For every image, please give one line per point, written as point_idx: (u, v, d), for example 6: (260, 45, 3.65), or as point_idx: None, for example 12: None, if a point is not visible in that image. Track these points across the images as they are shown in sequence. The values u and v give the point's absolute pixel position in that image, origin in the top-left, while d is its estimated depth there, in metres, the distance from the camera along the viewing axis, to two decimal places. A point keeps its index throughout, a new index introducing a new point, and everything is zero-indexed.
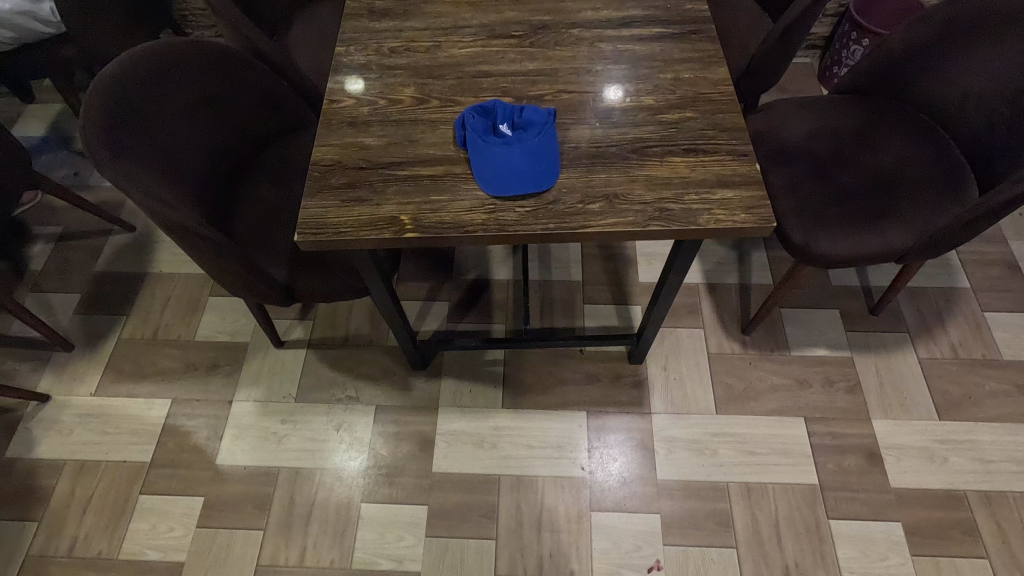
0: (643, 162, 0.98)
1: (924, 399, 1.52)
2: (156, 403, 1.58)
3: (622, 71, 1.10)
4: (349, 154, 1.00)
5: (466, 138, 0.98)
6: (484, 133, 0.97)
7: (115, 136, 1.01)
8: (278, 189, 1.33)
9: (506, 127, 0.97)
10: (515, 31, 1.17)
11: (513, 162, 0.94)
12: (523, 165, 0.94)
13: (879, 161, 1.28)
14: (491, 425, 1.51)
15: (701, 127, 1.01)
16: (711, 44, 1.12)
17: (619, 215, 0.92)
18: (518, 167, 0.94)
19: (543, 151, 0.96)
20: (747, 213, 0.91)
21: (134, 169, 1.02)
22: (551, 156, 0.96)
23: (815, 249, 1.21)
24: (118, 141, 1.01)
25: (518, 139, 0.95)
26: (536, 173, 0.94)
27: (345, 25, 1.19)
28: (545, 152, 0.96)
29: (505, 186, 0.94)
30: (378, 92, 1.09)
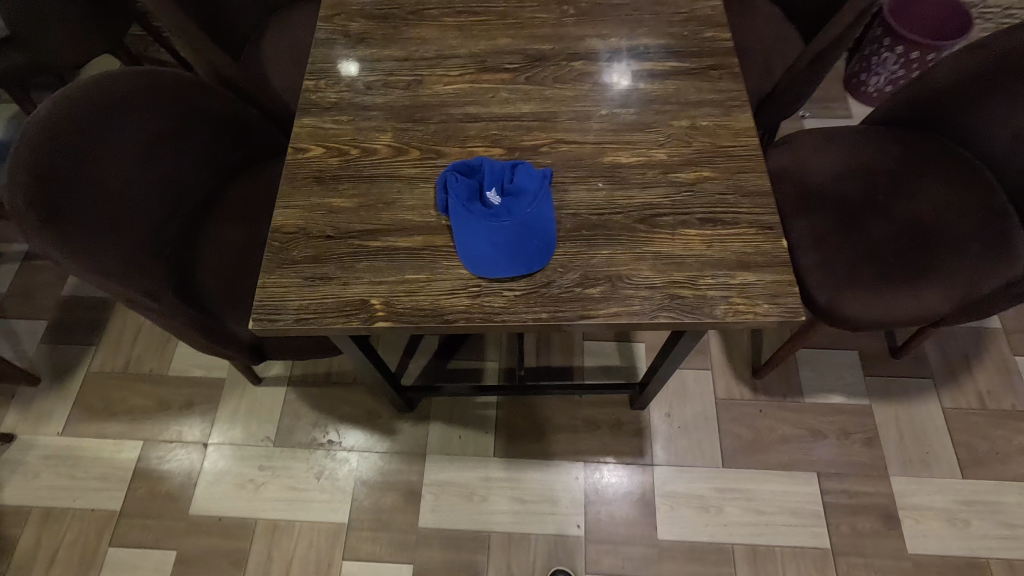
0: (653, 235, 0.84)
1: (947, 453, 1.41)
2: (126, 445, 1.49)
3: (630, 115, 0.95)
4: (314, 219, 0.87)
5: (449, 205, 0.84)
6: (470, 201, 0.82)
7: (52, 192, 0.87)
8: (246, 230, 1.20)
9: (494, 195, 0.81)
10: (509, 62, 1.02)
11: (502, 239, 0.80)
12: (515, 244, 0.80)
13: (916, 209, 1.14)
14: (482, 476, 1.42)
15: (720, 190, 0.88)
16: (734, 84, 0.97)
17: (623, 304, 0.80)
18: (508, 246, 0.80)
19: (539, 226, 0.82)
20: (771, 302, 0.79)
21: (75, 232, 0.88)
22: (546, 233, 0.83)
23: (841, 312, 1.08)
24: (53, 198, 0.87)
25: (508, 213, 0.80)
26: (528, 254, 0.81)
27: (315, 52, 1.04)
28: (540, 228, 0.82)
29: (492, 269, 0.81)
30: (350, 139, 0.95)
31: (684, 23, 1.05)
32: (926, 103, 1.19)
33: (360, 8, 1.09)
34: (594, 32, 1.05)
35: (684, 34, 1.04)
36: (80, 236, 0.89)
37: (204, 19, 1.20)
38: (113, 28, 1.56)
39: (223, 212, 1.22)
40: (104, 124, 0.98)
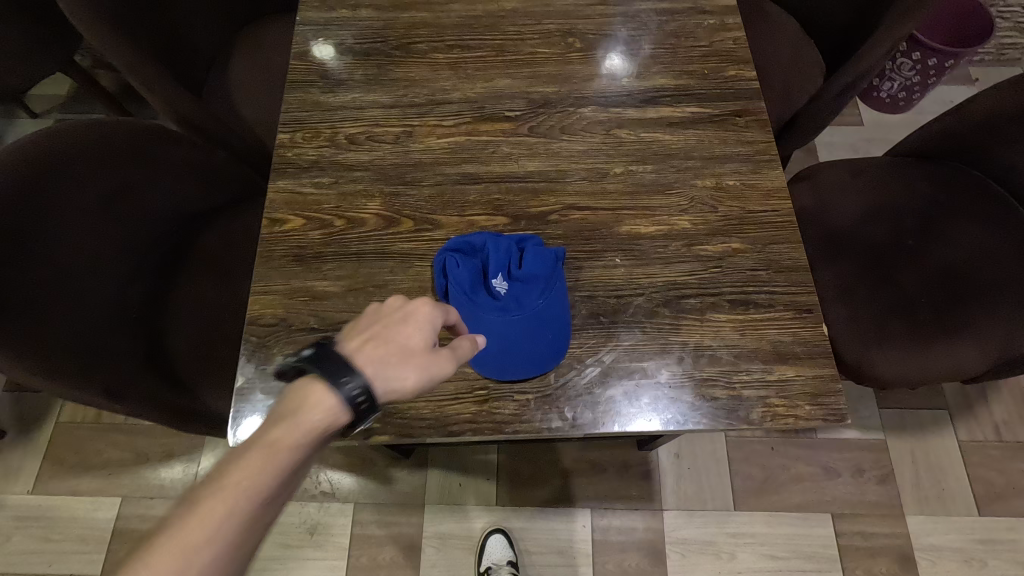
0: (678, 321, 0.76)
1: (963, 490, 1.37)
2: (103, 503, 1.39)
3: (649, 174, 0.85)
4: (296, 309, 0.77)
5: (448, 292, 0.73)
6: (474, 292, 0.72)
7: None
8: (221, 287, 1.09)
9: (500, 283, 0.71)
10: (510, 109, 0.90)
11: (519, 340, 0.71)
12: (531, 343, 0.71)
13: (950, 254, 1.06)
14: (484, 526, 1.35)
15: (752, 266, 0.79)
16: (763, 134, 0.87)
17: (649, 407, 0.71)
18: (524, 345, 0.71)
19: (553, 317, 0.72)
20: (812, 403, 0.71)
21: (23, 324, 0.76)
22: (560, 324, 0.73)
23: (873, 372, 1.00)
24: None
25: (517, 306, 0.70)
26: (540, 350, 0.72)
27: (289, 97, 0.92)
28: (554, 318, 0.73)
29: (500, 368, 0.72)
30: (333, 207, 0.83)
31: (704, 60, 0.94)
32: (958, 137, 1.10)
33: (338, 43, 0.96)
34: (604, 70, 0.93)
35: (704, 72, 0.93)
36: (29, 326, 0.77)
37: (162, 50, 1.06)
38: (63, 46, 1.41)
39: (194, 267, 1.10)
40: (52, 186, 0.86)
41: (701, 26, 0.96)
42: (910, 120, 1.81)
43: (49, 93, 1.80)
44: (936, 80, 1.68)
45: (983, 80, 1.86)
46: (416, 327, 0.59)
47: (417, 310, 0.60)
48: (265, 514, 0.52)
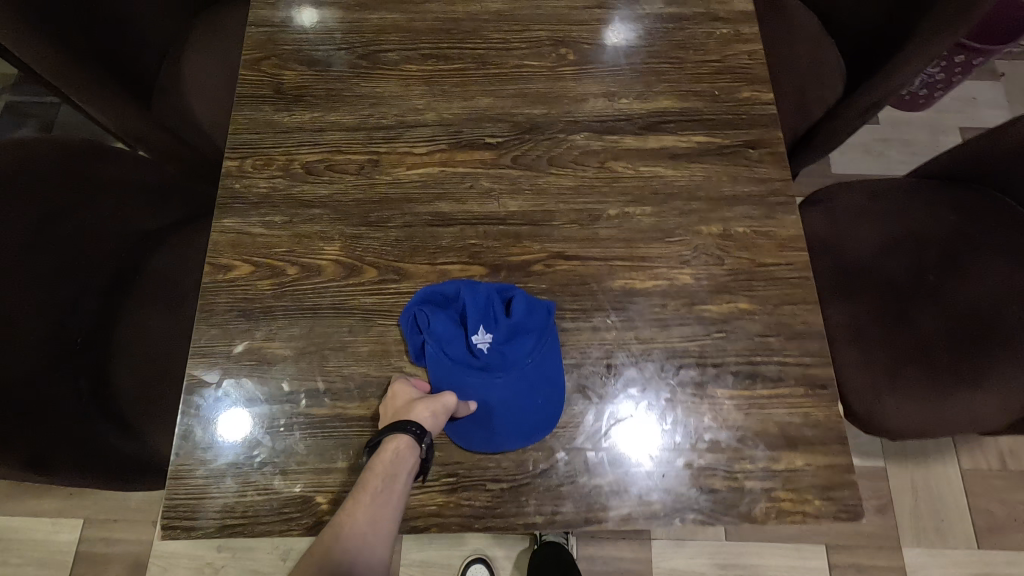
0: (675, 398, 0.67)
1: (963, 521, 1.32)
2: (64, 524, 1.32)
3: (647, 217, 0.74)
4: (242, 377, 0.68)
5: (426, 350, 0.66)
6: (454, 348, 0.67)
7: None
8: (171, 315, 0.98)
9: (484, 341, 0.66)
10: (491, 134, 0.79)
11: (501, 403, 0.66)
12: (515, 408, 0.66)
13: (974, 292, 0.97)
14: (465, 554, 1.30)
15: (760, 331, 0.69)
16: (778, 171, 0.77)
17: (639, 499, 0.63)
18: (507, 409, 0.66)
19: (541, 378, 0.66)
20: (823, 497, 0.63)
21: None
22: (551, 385, 0.66)
23: (883, 422, 0.92)
24: None
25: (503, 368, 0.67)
26: (531, 418, 0.65)
27: (237, 116, 0.80)
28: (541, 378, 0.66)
29: (489, 440, 0.65)
30: (286, 252, 0.73)
31: (714, 78, 0.82)
32: (990, 161, 0.99)
33: (294, 52, 0.83)
34: (600, 88, 0.81)
35: (715, 93, 0.81)
36: None
37: (96, 49, 0.93)
38: None
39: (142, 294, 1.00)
40: None
41: (712, 36, 0.84)
42: (929, 118, 1.69)
43: None
44: (960, 78, 1.55)
45: (1009, 75, 1.73)
46: (407, 389, 0.64)
47: (393, 385, 0.64)
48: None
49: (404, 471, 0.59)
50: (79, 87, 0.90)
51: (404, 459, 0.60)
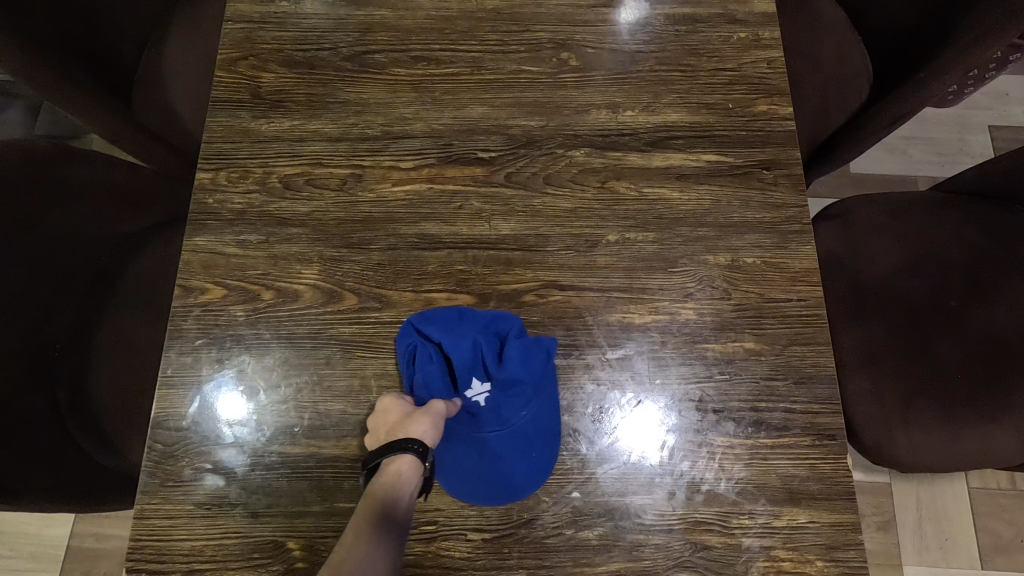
0: (671, 445, 0.62)
1: (967, 541, 1.29)
2: (55, 519, 1.32)
3: (649, 245, 0.69)
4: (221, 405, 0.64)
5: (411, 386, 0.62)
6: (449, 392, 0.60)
7: None
8: (149, 321, 0.94)
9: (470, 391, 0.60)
10: (484, 147, 0.73)
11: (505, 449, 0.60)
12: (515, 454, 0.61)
13: (997, 320, 0.91)
14: None
15: (766, 373, 0.64)
16: (794, 195, 0.71)
17: (628, 554, 0.60)
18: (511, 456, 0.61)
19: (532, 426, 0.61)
20: (826, 557, 0.59)
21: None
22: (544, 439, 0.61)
23: (890, 455, 0.88)
24: None
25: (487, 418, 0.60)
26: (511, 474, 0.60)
27: (212, 122, 0.74)
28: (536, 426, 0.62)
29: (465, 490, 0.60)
30: (262, 274, 0.68)
31: (729, 89, 0.75)
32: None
33: (274, 53, 0.77)
34: (604, 99, 0.75)
35: (729, 106, 0.74)
36: None
37: (65, 41, 0.88)
38: None
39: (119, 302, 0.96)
40: None
41: (728, 41, 0.77)
42: (957, 115, 1.59)
43: None
44: (994, 72, 1.46)
45: None
46: (399, 402, 0.59)
47: (384, 401, 0.59)
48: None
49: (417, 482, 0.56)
50: (47, 84, 0.84)
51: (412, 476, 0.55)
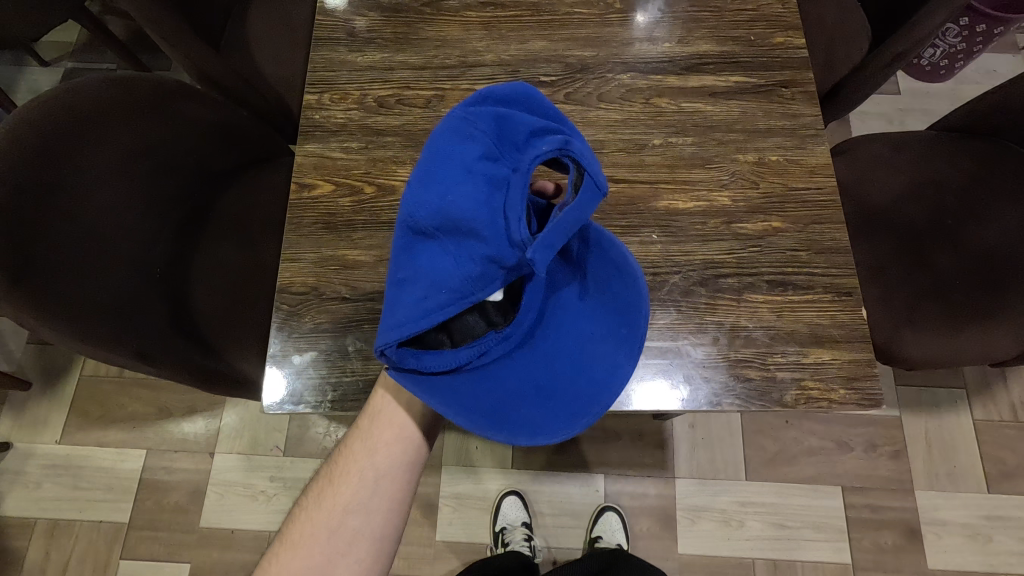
0: (713, 302, 0.74)
1: (974, 467, 1.38)
2: (129, 454, 1.43)
3: (688, 147, 0.82)
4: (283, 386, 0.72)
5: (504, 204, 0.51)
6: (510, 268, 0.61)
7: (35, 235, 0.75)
8: (247, 248, 1.09)
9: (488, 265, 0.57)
10: (545, 74, 0.87)
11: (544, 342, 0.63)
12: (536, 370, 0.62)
13: (991, 237, 1.03)
14: (500, 489, 1.39)
15: (791, 245, 0.77)
16: (809, 107, 0.84)
17: (680, 389, 0.71)
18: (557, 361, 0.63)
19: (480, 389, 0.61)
20: (846, 387, 0.71)
21: (47, 278, 0.75)
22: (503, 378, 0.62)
23: (903, 353, 0.97)
24: (34, 241, 0.75)
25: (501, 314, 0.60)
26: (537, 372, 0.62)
27: (314, 56, 0.88)
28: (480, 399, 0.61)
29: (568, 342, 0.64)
30: (363, 173, 0.82)
31: (750, 25, 0.89)
32: (1010, 111, 1.05)
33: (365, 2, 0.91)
34: (645, 34, 0.89)
35: (751, 39, 0.88)
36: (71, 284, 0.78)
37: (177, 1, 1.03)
38: None
39: (218, 229, 1.10)
40: (87, 137, 0.85)
41: None
42: (950, 89, 1.73)
43: (56, 40, 1.76)
44: (981, 48, 1.60)
45: None
46: None
47: None
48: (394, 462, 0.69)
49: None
50: (171, 34, 1.00)
51: None
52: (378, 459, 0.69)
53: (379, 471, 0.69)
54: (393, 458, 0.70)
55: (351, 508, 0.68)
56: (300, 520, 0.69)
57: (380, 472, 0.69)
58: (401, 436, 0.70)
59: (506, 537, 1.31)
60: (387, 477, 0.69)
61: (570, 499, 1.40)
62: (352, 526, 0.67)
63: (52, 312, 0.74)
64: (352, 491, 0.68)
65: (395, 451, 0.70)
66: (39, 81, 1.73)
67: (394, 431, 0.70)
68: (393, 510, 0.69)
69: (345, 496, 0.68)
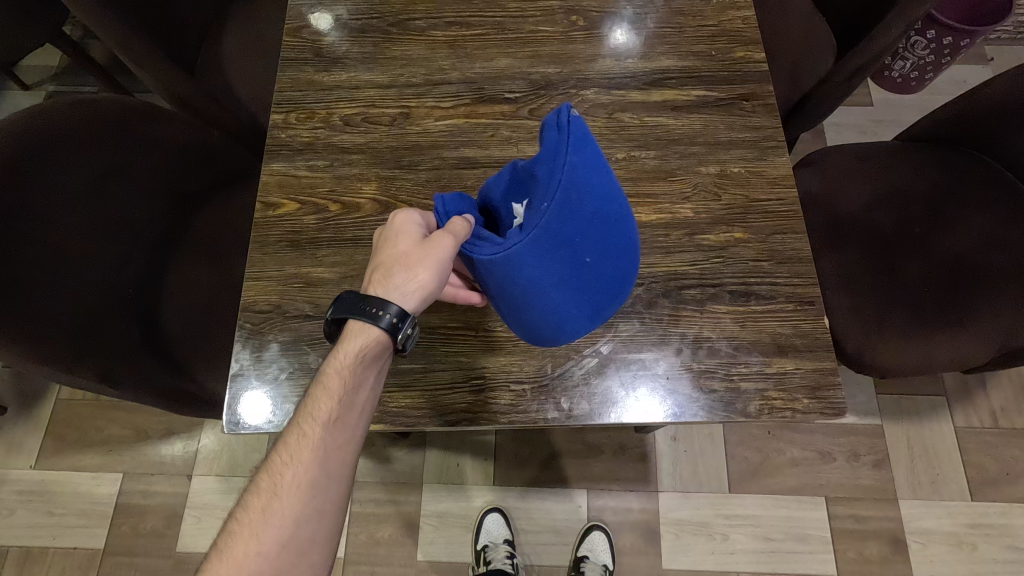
0: (676, 314, 0.75)
1: (957, 474, 1.38)
2: (105, 478, 1.41)
3: (651, 160, 0.83)
4: (261, 404, 0.72)
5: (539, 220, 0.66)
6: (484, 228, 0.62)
7: None
8: (217, 267, 1.08)
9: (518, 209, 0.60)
10: (510, 90, 0.88)
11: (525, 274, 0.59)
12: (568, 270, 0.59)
13: (956, 243, 1.04)
14: (481, 507, 1.38)
15: (754, 255, 0.77)
16: (769, 120, 0.85)
17: (643, 401, 0.71)
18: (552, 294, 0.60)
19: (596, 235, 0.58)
20: (810, 396, 0.71)
21: (5, 297, 0.74)
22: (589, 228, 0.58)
23: (874, 361, 0.97)
24: None
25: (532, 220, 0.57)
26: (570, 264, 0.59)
27: (281, 76, 0.89)
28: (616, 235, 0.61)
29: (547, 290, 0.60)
30: (329, 191, 0.82)
31: (711, 40, 0.91)
32: (972, 121, 1.07)
33: (337, 22, 0.93)
34: (608, 50, 0.90)
35: (712, 53, 0.90)
36: (29, 305, 0.77)
37: (147, 23, 1.04)
38: (49, 17, 1.38)
39: (187, 251, 1.09)
40: (49, 156, 0.84)
41: (709, 4, 0.93)
42: (922, 100, 1.76)
43: (38, 64, 1.77)
44: (950, 60, 1.62)
45: (997, 59, 1.81)
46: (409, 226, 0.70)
47: (399, 224, 0.70)
48: (343, 464, 0.66)
49: (370, 367, 0.67)
50: (140, 55, 1.01)
51: (361, 357, 0.67)
52: (328, 463, 0.65)
53: (331, 478, 0.65)
54: (342, 459, 0.66)
55: (305, 517, 0.63)
56: (243, 532, 0.61)
57: (330, 476, 0.65)
58: (357, 437, 0.67)
59: (487, 555, 1.28)
60: (338, 483, 0.65)
61: (552, 515, 1.38)
62: (306, 532, 0.63)
63: (14, 336, 0.73)
64: (305, 499, 0.63)
65: (346, 454, 0.66)
66: (20, 104, 1.73)
67: (350, 434, 0.66)
68: (339, 512, 0.65)
69: (295, 505, 0.62)
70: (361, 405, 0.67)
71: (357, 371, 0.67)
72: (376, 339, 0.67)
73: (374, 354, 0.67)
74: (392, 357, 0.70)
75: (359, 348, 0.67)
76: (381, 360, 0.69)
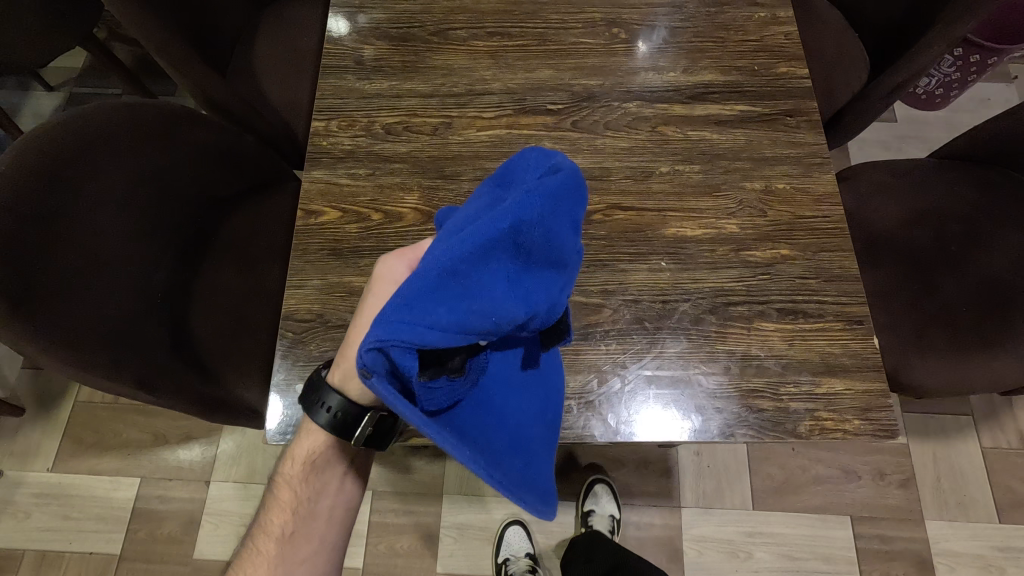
0: (724, 331, 0.74)
1: (984, 496, 1.36)
2: (122, 482, 1.40)
3: (695, 174, 0.82)
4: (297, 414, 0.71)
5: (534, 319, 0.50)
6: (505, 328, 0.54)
7: (38, 263, 0.74)
8: (248, 275, 1.08)
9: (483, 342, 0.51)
10: (552, 101, 0.87)
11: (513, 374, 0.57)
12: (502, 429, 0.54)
13: (993, 263, 1.03)
14: (502, 519, 1.36)
15: (802, 272, 0.76)
16: (814, 136, 0.84)
17: (689, 421, 0.70)
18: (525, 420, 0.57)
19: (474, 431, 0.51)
20: (862, 417, 0.70)
21: (49, 305, 0.74)
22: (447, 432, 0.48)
23: (912, 381, 0.96)
24: (36, 269, 0.74)
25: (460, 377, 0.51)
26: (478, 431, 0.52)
27: (322, 84, 0.89)
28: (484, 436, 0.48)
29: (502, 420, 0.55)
30: (370, 200, 0.81)
31: (754, 55, 0.90)
32: (1007, 141, 1.06)
33: (353, 28, 0.93)
34: (649, 63, 0.90)
35: (755, 69, 0.89)
36: (71, 312, 0.77)
37: (185, 29, 1.05)
38: (80, 21, 1.38)
39: (218, 258, 1.09)
40: (90, 163, 0.84)
41: (750, 19, 0.93)
42: (945, 117, 1.76)
43: (63, 66, 1.78)
44: (976, 77, 1.62)
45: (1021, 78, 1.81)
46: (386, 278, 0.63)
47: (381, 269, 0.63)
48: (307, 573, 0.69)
49: (322, 473, 0.70)
50: (180, 62, 1.01)
51: (309, 464, 0.69)
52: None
53: None
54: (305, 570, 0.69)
55: None
56: None
57: None
58: (318, 543, 0.70)
59: (509, 568, 1.28)
60: None
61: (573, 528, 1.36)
62: None
63: (57, 343, 0.73)
64: None
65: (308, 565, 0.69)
66: (44, 106, 1.73)
67: (309, 544, 0.70)
68: None
69: None
70: (317, 512, 0.70)
71: (310, 480, 0.70)
72: (324, 446, 0.69)
73: (325, 459, 0.70)
74: (358, 456, 0.73)
75: (310, 456, 0.69)
76: (335, 464, 0.71)
